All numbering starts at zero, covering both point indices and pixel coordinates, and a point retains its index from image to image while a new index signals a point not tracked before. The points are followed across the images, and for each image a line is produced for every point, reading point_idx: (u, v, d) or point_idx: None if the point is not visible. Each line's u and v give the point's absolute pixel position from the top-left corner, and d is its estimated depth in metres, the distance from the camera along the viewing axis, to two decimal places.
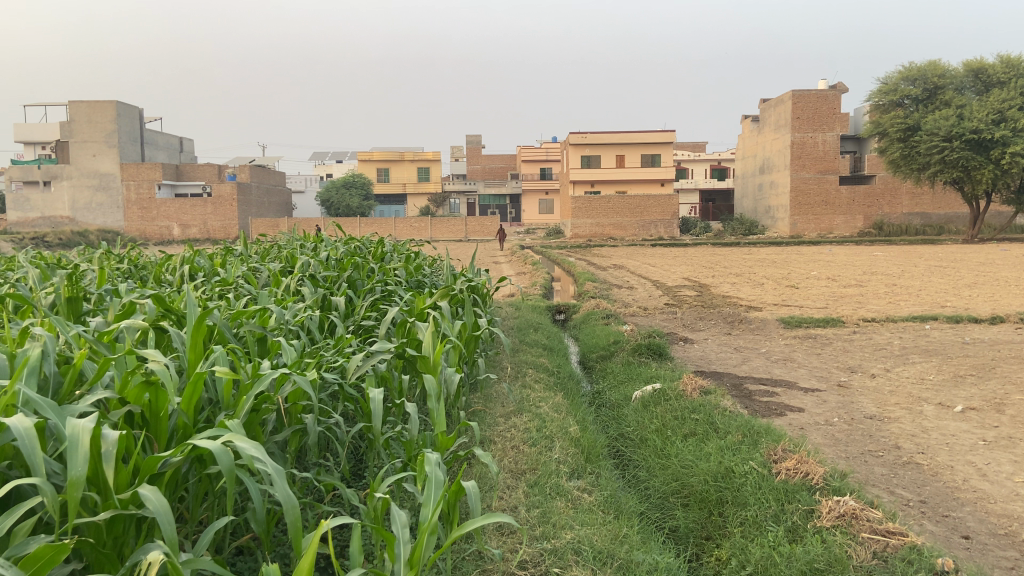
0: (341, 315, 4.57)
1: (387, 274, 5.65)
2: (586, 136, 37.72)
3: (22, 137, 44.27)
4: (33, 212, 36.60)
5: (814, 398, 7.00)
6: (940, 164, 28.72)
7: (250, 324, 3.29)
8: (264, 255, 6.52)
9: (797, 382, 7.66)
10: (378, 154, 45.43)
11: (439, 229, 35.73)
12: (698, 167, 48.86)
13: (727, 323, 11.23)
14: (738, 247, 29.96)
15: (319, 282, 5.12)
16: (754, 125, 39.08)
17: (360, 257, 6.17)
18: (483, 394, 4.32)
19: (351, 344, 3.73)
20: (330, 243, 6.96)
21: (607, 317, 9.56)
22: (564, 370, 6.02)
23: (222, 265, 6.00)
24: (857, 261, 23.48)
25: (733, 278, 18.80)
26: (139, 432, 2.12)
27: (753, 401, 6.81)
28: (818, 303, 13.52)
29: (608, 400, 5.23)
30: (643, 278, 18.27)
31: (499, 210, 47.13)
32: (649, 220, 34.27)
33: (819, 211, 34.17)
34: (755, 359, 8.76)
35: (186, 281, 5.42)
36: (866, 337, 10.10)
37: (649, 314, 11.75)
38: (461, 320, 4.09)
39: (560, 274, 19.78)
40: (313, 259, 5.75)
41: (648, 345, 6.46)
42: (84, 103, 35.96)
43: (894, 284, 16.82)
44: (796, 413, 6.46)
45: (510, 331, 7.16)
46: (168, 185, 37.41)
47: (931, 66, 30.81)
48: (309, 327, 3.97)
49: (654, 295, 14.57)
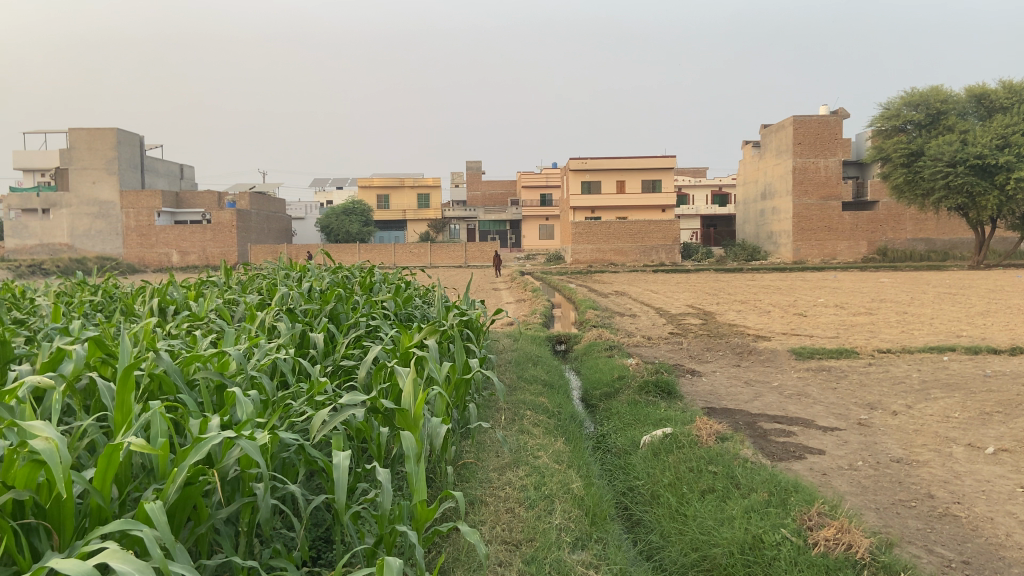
0: (318, 357, 4.13)
1: (373, 307, 5.21)
2: (586, 161, 37.46)
3: (22, 164, 44.11)
4: (31, 240, 36.33)
5: (834, 439, 6.55)
6: (944, 190, 28.35)
7: (203, 372, 2.87)
8: (244, 286, 6.10)
9: (815, 420, 7.21)
10: (378, 180, 45.24)
11: (439, 254, 35.29)
12: (698, 194, 48.59)
13: (736, 354, 10.79)
14: (742, 273, 29.52)
15: (297, 317, 4.68)
16: (755, 151, 38.86)
17: (346, 287, 5.73)
18: (476, 444, 3.89)
19: (325, 392, 3.27)
20: (316, 272, 6.50)
21: (611, 348, 9.08)
22: (565, 409, 5.57)
23: (197, 296, 5.58)
24: (864, 288, 23.03)
25: (738, 305, 18.35)
26: (28, 521, 1.69)
27: (769, 441, 6.36)
28: (829, 333, 13.06)
29: (615, 445, 4.78)
30: (647, 305, 17.84)
31: (499, 236, 46.81)
32: (650, 245, 33.83)
33: (822, 236, 33.73)
34: (767, 394, 8.31)
35: (155, 315, 4.98)
36: (882, 369, 9.65)
37: (654, 344, 11.32)
38: (451, 361, 3.65)
39: (561, 301, 19.38)
40: (294, 292, 5.31)
41: (656, 383, 6.02)
42: (85, 130, 35.81)
43: (905, 313, 16.37)
44: (816, 456, 6.02)
45: (507, 367, 6.72)
46: (168, 213, 37.12)
47: (933, 91, 30.62)
48: (280, 370, 3.53)
49: (657, 324, 14.12)
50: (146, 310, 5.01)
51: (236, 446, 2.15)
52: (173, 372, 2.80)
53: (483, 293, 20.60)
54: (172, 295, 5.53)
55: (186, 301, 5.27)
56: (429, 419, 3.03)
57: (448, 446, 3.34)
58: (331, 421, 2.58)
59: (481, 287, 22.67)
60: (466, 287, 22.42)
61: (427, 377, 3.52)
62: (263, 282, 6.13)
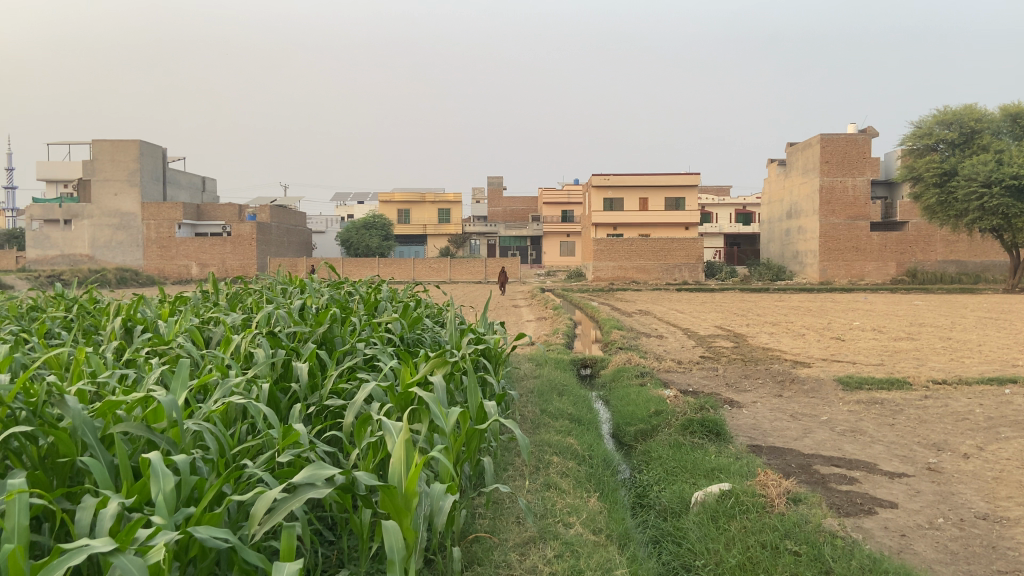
0: (301, 395, 3.37)
1: (374, 329, 4.42)
2: (609, 178, 36.71)
3: (45, 175, 44.00)
4: (52, 250, 36.10)
5: (904, 488, 5.69)
6: (979, 211, 27.22)
7: (125, 425, 2.16)
8: (232, 303, 5.33)
9: (877, 464, 6.33)
10: (399, 195, 44.72)
11: (457, 270, 34.64)
12: (722, 212, 47.67)
13: (777, 382, 9.90)
14: (769, 294, 28.51)
15: (279, 341, 3.87)
16: (781, 169, 37.99)
17: (346, 307, 4.95)
18: (494, 509, 3.12)
19: (292, 453, 2.50)
20: (315, 288, 5.71)
21: (642, 376, 8.20)
22: (596, 452, 4.75)
23: (172, 311, 4.82)
24: (900, 311, 21.99)
25: (770, 327, 17.39)
26: None
27: (832, 491, 5.50)
28: (874, 360, 12.14)
29: (658, 500, 3.96)
30: (673, 326, 16.94)
31: (520, 252, 46.14)
32: (674, 263, 32.90)
33: (850, 257, 32.71)
34: (818, 431, 7.43)
35: (118, 336, 4.22)
36: (940, 403, 8.75)
37: (687, 370, 10.47)
38: (462, 406, 2.85)
39: (583, 319, 18.59)
40: (284, 310, 4.52)
41: (702, 423, 5.16)
42: (107, 141, 35.63)
43: (949, 339, 15.38)
44: (888, 511, 5.16)
45: (529, 398, 5.91)
46: (188, 225, 36.71)
47: (967, 109, 29.73)
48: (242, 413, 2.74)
49: (687, 347, 13.26)
50: (108, 332, 4.21)
51: (119, 565, 1.46)
52: (84, 430, 2.10)
53: (503, 310, 19.77)
54: (143, 311, 4.71)
55: (155, 319, 4.48)
56: (429, 491, 2.28)
57: (455, 521, 2.56)
58: (281, 508, 1.84)
59: (501, 304, 21.95)
60: (485, 304, 21.57)
61: (428, 435, 2.72)
62: (250, 299, 5.34)
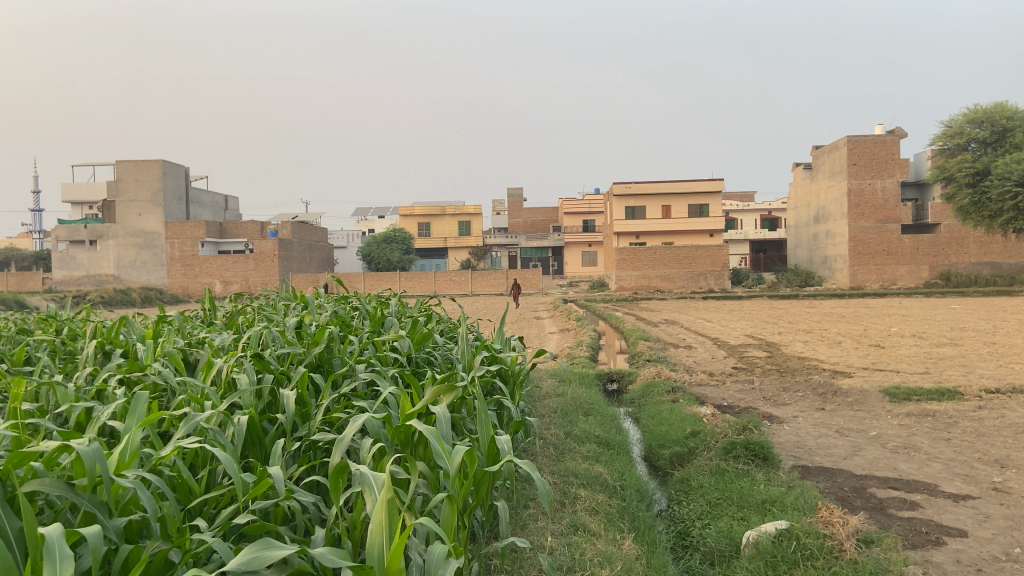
0: (287, 428, 2.90)
1: (376, 349, 3.95)
2: (631, 186, 36.14)
3: (70, 197, 44.22)
4: (78, 271, 36.20)
5: (971, 512, 5.09)
6: (1013, 210, 26.40)
7: (36, 481, 1.68)
8: (225, 321, 4.85)
9: (937, 485, 5.75)
10: (420, 208, 44.45)
11: (480, 282, 34.18)
12: (747, 218, 46.91)
13: (818, 395, 9.31)
14: (799, 300, 27.76)
15: (264, 363, 3.39)
16: (806, 173, 37.28)
17: (348, 327, 4.46)
18: (511, 560, 2.66)
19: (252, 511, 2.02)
20: (318, 305, 5.24)
21: (674, 392, 7.63)
22: (629, 481, 4.24)
23: (154, 327, 4.34)
24: (937, 315, 21.22)
25: (803, 335, 16.75)
26: None
27: (892, 518, 4.94)
28: (918, 368, 11.50)
29: (701, 540, 3.46)
30: (701, 335, 16.35)
31: (542, 263, 45.68)
32: (699, 271, 32.25)
33: (880, 261, 31.84)
34: (868, 448, 6.87)
35: (91, 362, 3.76)
36: (997, 414, 8.13)
37: (721, 383, 9.91)
38: (468, 446, 2.34)
39: (606, 329, 18.11)
40: (278, 329, 4.03)
41: (746, 445, 4.64)
42: (131, 162, 35.67)
43: (993, 343, 14.70)
44: (957, 541, 4.58)
45: (552, 418, 5.41)
46: (211, 243, 36.61)
47: (998, 107, 28.92)
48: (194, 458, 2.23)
49: (718, 357, 12.72)
50: (82, 357, 3.75)
51: None
52: None
53: (524, 323, 19.32)
54: (127, 334, 4.25)
55: (138, 340, 4.02)
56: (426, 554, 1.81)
57: None
58: None
59: (523, 316, 21.49)
60: (506, 317, 21.06)
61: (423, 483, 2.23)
62: (246, 317, 4.87)
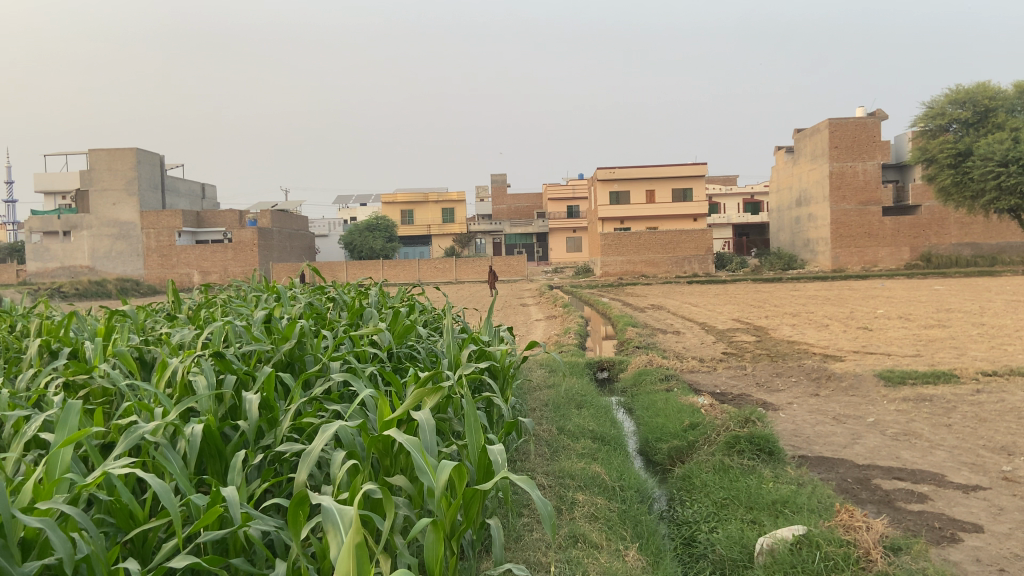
0: (250, 438, 2.59)
1: (353, 344, 3.62)
2: (614, 171, 35.86)
3: (43, 187, 43.34)
4: (53, 262, 35.43)
5: (984, 505, 4.84)
6: (995, 191, 26.29)
7: None
8: (191, 317, 4.49)
9: (945, 475, 5.49)
10: (402, 196, 43.93)
11: (463, 269, 33.82)
12: (730, 202, 46.74)
13: (813, 380, 9.07)
14: (783, 284, 27.60)
15: (226, 365, 3.04)
16: (788, 156, 37.14)
17: (324, 322, 4.12)
18: None
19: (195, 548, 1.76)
20: (291, 296, 4.89)
21: (667, 380, 7.35)
22: (628, 480, 3.95)
23: (110, 322, 3.97)
24: (922, 297, 21.10)
25: (791, 318, 16.55)
26: None
27: (900, 512, 4.68)
28: (910, 350, 11.31)
29: (711, 547, 3.18)
30: (689, 320, 16.11)
31: (526, 249, 45.39)
32: (683, 255, 32.05)
33: (862, 243, 31.73)
34: (868, 436, 6.62)
35: (37, 365, 3.40)
36: (996, 398, 7.92)
37: (713, 370, 9.64)
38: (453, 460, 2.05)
39: (593, 315, 17.86)
40: (245, 325, 3.69)
41: (751, 439, 4.37)
42: (105, 151, 34.95)
43: (982, 325, 14.54)
44: (974, 537, 4.32)
45: (544, 414, 5.13)
46: (189, 233, 35.99)
47: (980, 87, 28.76)
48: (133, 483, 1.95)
49: (707, 342, 12.47)
50: (26, 357, 3.39)
51: None
52: None
53: (510, 310, 19.05)
54: (79, 330, 3.91)
55: (90, 337, 3.68)
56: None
57: None
58: None
59: (509, 303, 21.18)
60: (490, 304, 20.72)
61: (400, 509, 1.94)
62: (211, 310, 4.54)
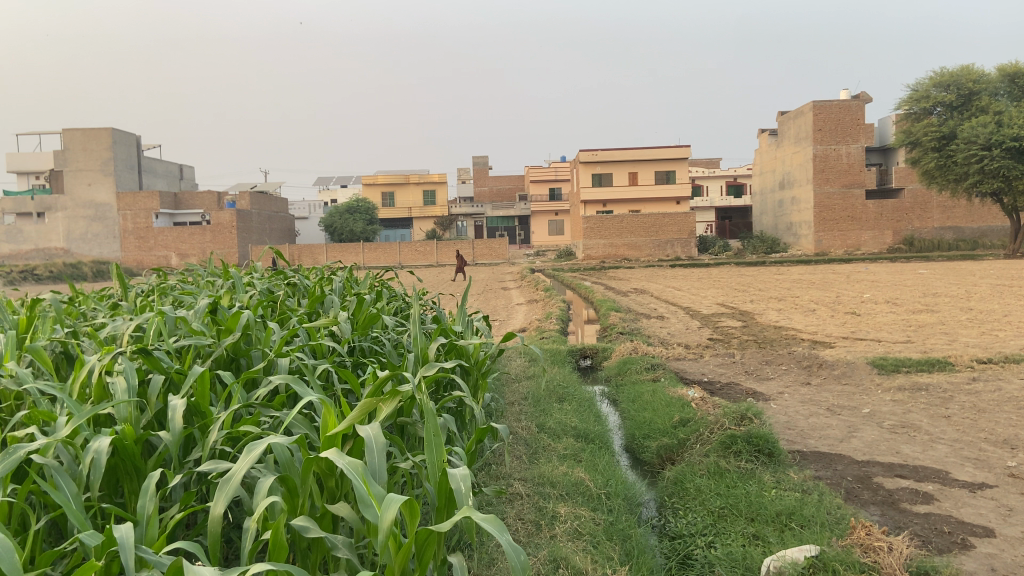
0: (172, 453, 2.19)
1: (310, 336, 3.21)
2: (597, 153, 35.43)
3: (16, 167, 42.33)
4: (25, 244, 34.48)
5: (992, 505, 4.50)
6: (979, 174, 26.06)
7: None
8: (130, 306, 4.04)
9: (948, 472, 5.15)
10: (383, 177, 43.29)
11: (444, 252, 33.27)
12: (713, 184, 46.52)
13: (803, 368, 8.75)
14: (767, 267, 27.38)
15: (156, 365, 2.61)
16: (772, 139, 36.82)
17: (275, 312, 3.69)
18: None
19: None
20: (243, 282, 4.46)
21: (654, 369, 6.99)
22: (616, 487, 3.57)
23: (33, 310, 3.53)
24: (907, 280, 20.91)
25: (776, 303, 16.27)
26: None
27: (905, 514, 4.33)
28: (900, 336, 11.03)
29: (708, 566, 2.82)
30: (673, 305, 15.80)
31: (508, 232, 44.98)
32: (665, 239, 31.75)
33: (844, 227, 31.50)
34: (864, 428, 6.29)
35: None
36: (993, 386, 7.63)
37: (701, 358, 9.30)
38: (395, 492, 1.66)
39: (575, 299, 17.52)
40: (184, 315, 3.26)
41: (749, 440, 4.00)
42: (79, 130, 34.09)
43: (970, 309, 14.31)
44: (986, 542, 3.98)
45: (523, 409, 4.74)
46: (166, 214, 35.24)
47: (964, 71, 28.49)
48: None
49: (692, 328, 12.15)
50: None
51: None
52: None
53: (491, 293, 18.65)
54: None
55: (10, 329, 3.25)
56: None
57: None
58: None
59: (490, 287, 20.76)
60: (471, 288, 20.34)
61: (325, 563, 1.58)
62: (155, 299, 4.10)
